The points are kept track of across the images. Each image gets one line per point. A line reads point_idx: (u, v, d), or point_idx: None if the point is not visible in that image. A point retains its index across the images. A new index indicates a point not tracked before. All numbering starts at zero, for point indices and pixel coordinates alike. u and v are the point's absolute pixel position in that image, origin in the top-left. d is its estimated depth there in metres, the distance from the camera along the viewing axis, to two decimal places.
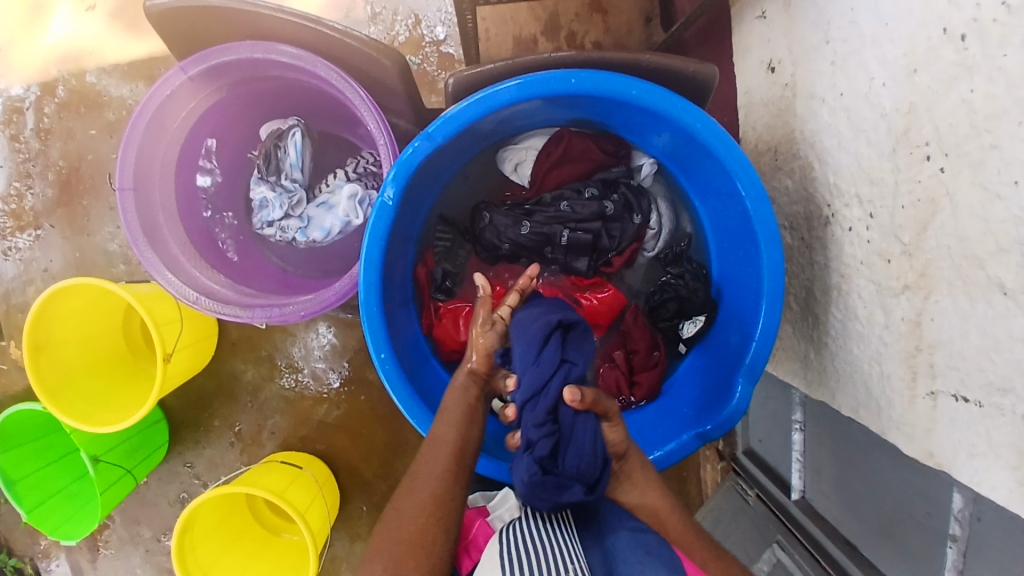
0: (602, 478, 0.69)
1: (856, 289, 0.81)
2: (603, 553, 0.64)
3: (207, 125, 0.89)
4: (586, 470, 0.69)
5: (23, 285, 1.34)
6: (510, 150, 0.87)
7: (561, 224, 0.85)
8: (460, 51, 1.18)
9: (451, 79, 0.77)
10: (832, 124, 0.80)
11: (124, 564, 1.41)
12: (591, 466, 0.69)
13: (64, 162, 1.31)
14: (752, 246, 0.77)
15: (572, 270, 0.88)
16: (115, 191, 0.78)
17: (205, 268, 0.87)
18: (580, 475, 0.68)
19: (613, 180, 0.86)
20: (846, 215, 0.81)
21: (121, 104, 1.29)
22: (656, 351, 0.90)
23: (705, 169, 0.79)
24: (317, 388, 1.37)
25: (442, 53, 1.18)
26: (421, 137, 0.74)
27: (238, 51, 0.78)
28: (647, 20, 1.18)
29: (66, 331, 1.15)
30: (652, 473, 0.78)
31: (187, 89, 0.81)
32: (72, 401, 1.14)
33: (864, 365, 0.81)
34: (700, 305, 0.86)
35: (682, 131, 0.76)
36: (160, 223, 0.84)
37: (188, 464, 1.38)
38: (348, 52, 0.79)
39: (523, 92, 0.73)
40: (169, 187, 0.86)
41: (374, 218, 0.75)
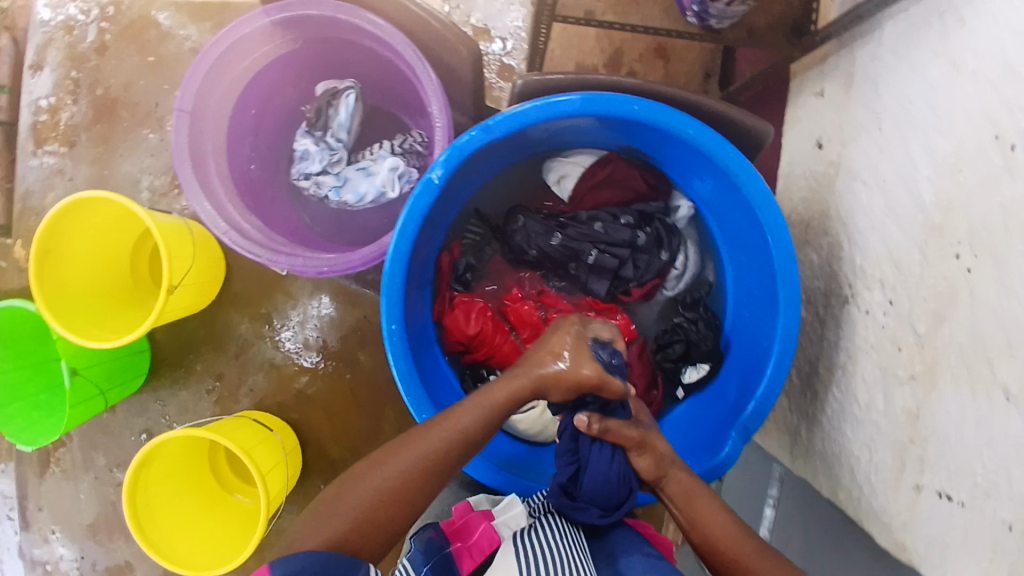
0: (619, 504, 0.80)
1: (861, 371, 0.82)
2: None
3: (274, 73, 0.90)
4: (604, 496, 0.79)
5: (43, 190, 1.34)
6: (556, 162, 0.86)
7: (591, 243, 0.85)
8: (522, 66, 1.21)
9: (518, 81, 0.79)
10: (869, 206, 0.82)
11: (70, 486, 1.39)
12: (613, 490, 0.79)
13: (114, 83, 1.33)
14: (770, 306, 0.78)
15: (590, 292, 0.87)
16: (172, 111, 0.79)
17: (238, 206, 0.87)
18: (602, 496, 0.79)
19: (649, 214, 0.87)
20: (866, 298, 0.82)
21: (184, 40, 1.32)
22: (655, 390, 0.90)
23: (739, 220, 0.80)
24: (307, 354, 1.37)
25: (504, 63, 1.21)
26: (479, 128, 0.75)
27: (323, 8, 0.80)
28: (706, 77, 1.22)
29: (77, 242, 1.15)
30: None
31: (262, 33, 0.83)
32: (66, 310, 1.14)
33: (854, 447, 0.82)
34: (706, 354, 0.86)
35: (726, 180, 0.77)
36: (207, 152, 0.84)
37: (160, 402, 1.37)
38: (428, 34, 0.81)
39: (584, 107, 0.75)
40: (223, 124, 0.87)
41: (416, 195, 0.76)
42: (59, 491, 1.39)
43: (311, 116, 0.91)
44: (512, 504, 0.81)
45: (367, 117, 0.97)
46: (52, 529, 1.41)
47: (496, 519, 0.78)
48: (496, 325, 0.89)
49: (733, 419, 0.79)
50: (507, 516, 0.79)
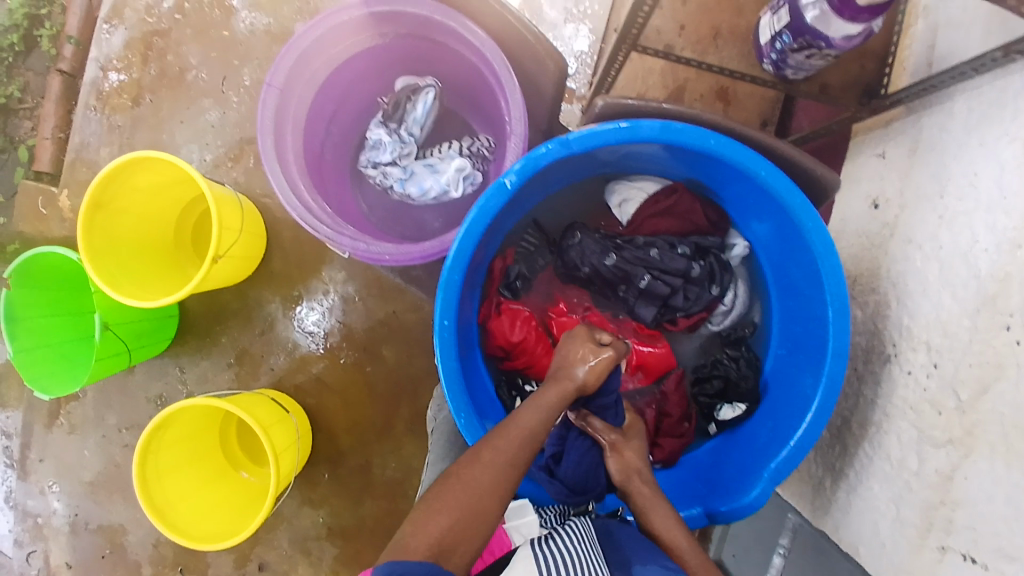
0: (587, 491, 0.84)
1: (895, 430, 0.84)
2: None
3: (359, 62, 0.92)
4: (573, 480, 0.84)
5: (98, 145, 1.36)
6: (621, 185, 0.88)
7: (645, 268, 0.85)
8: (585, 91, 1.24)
9: (600, 101, 0.80)
10: (922, 270, 0.84)
11: (77, 440, 1.40)
12: (584, 477, 0.84)
13: (184, 51, 1.35)
14: (818, 355, 0.78)
15: (637, 316, 0.88)
16: (263, 83, 0.80)
17: (308, 183, 0.88)
18: (576, 480, 0.84)
19: (705, 248, 0.87)
20: (909, 358, 0.84)
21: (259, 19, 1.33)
22: (687, 423, 0.89)
23: (796, 265, 0.81)
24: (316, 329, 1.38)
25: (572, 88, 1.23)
26: (557, 142, 0.76)
27: (421, 7, 0.82)
28: (763, 124, 1.25)
29: (129, 196, 1.17)
30: (657, 529, 0.79)
31: (358, 22, 0.85)
32: (108, 264, 1.15)
33: (880, 503, 0.83)
34: (744, 393, 0.86)
35: (791, 223, 0.79)
36: (287, 127, 0.86)
37: (180, 368, 1.38)
38: (522, 46, 0.83)
39: (662, 134, 0.77)
40: (305, 103, 0.88)
41: (488, 198, 0.77)
42: (65, 444, 1.40)
43: (388, 108, 0.91)
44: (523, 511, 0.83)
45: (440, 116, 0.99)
46: (52, 482, 1.42)
47: (507, 523, 0.80)
48: (540, 336, 0.90)
49: (762, 462, 0.80)
50: (520, 522, 0.80)
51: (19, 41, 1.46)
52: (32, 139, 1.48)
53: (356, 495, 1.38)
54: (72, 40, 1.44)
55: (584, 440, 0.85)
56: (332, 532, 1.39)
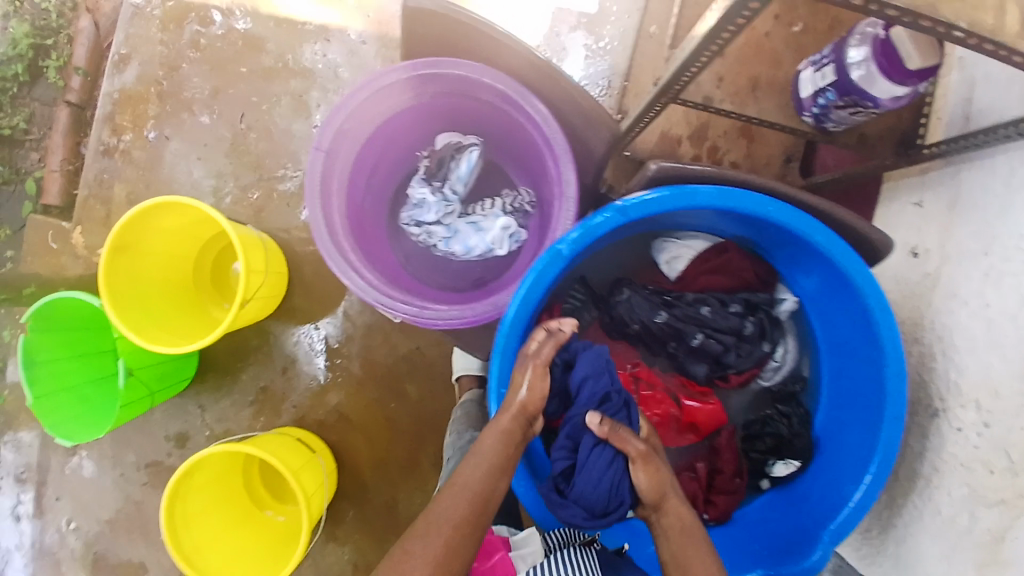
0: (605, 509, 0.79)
1: (945, 486, 0.85)
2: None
3: (401, 119, 0.91)
4: (589, 499, 0.79)
5: (113, 180, 1.32)
6: (669, 242, 0.88)
7: (697, 326, 0.86)
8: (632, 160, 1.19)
9: (652, 166, 0.77)
10: (968, 326, 0.84)
11: (94, 480, 1.37)
12: (602, 496, 0.79)
13: (200, 83, 1.32)
14: (874, 416, 0.79)
15: (689, 374, 0.89)
16: (310, 149, 0.79)
17: (354, 244, 0.87)
18: (591, 499, 0.80)
19: (755, 303, 0.88)
20: (958, 415, 0.85)
21: (278, 52, 1.31)
22: (739, 479, 0.88)
23: (849, 324, 0.82)
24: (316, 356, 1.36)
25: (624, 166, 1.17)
26: (612, 210, 0.75)
27: (467, 69, 0.81)
28: (787, 161, 1.24)
29: (151, 240, 1.14)
30: None
31: (402, 84, 0.83)
32: (131, 308, 1.12)
33: (930, 558, 0.84)
34: (798, 451, 0.86)
35: (844, 283, 0.78)
36: (332, 189, 0.85)
37: (200, 406, 1.35)
38: (571, 106, 0.82)
39: (719, 198, 0.76)
40: (348, 163, 0.87)
41: (543, 262, 0.76)
42: (81, 484, 1.37)
43: (431, 166, 0.92)
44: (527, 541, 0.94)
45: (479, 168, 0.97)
46: (66, 522, 1.38)
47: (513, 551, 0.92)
48: None
49: (820, 524, 0.80)
50: (525, 550, 0.93)
51: (25, 71, 1.43)
52: (38, 171, 1.44)
53: (380, 534, 1.37)
54: (80, 70, 1.40)
55: (600, 453, 0.80)
56: (357, 570, 1.37)
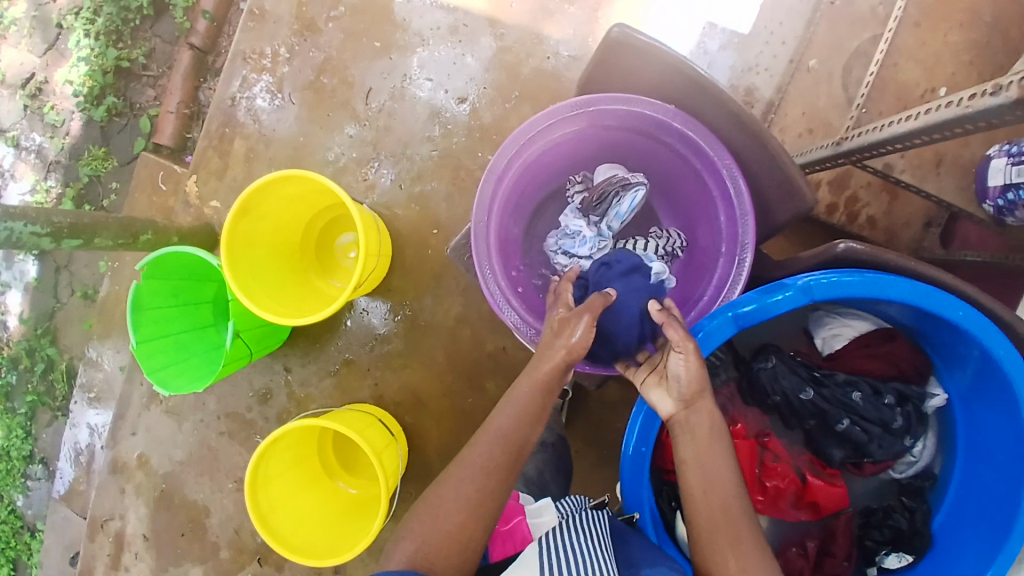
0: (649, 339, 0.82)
1: None
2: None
3: (570, 145, 0.91)
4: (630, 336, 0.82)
5: (233, 133, 1.34)
6: (832, 319, 0.86)
7: (844, 411, 0.82)
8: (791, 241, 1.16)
9: (842, 244, 0.75)
10: None
11: (174, 418, 1.40)
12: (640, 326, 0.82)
13: (336, 54, 1.32)
14: (1002, 526, 0.77)
15: (825, 456, 0.86)
16: (487, 168, 0.81)
17: (505, 264, 0.89)
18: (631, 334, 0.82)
19: (907, 396, 0.83)
20: None
21: (417, 34, 1.30)
22: (847, 562, 0.88)
23: (994, 428, 0.80)
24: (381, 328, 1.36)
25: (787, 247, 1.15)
26: (798, 289, 0.73)
27: (658, 109, 0.81)
28: (927, 225, 1.16)
29: (272, 204, 1.13)
30: None
31: (584, 113, 0.84)
32: (243, 271, 1.10)
33: None
34: (915, 546, 0.85)
35: (1005, 394, 0.76)
36: (495, 208, 0.86)
37: (287, 367, 1.37)
38: (765, 170, 0.80)
39: (904, 294, 0.73)
40: (513, 183, 0.88)
41: (714, 327, 0.75)
42: (162, 420, 1.41)
43: (591, 198, 0.93)
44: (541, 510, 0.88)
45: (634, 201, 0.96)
46: (139, 455, 1.42)
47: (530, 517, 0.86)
48: None
49: None
50: (539, 519, 0.86)
51: (149, 4, 1.45)
52: (154, 108, 1.47)
53: None
54: (206, 14, 1.40)
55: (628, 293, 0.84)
56: None
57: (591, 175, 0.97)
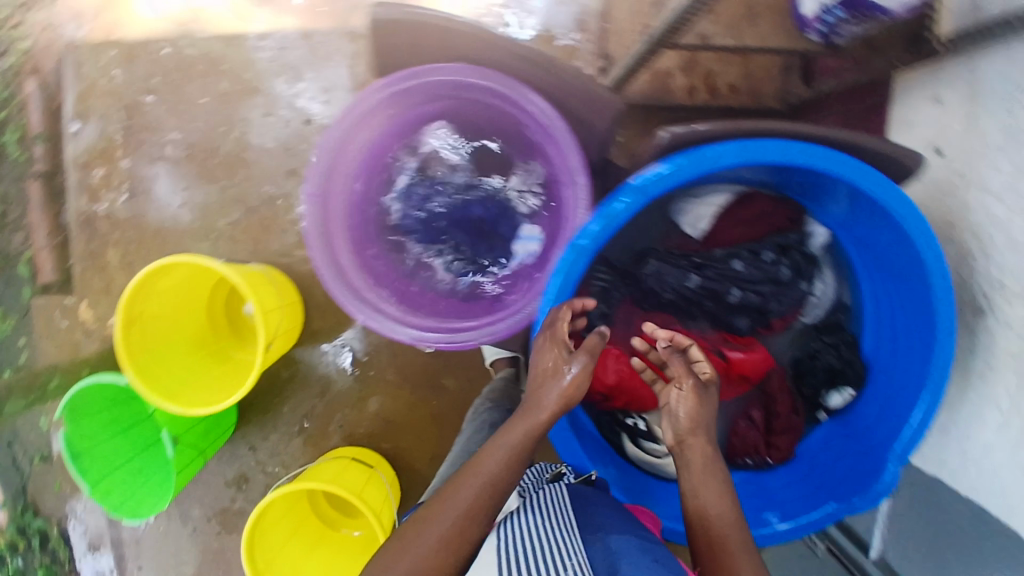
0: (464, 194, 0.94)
1: (1003, 382, 0.84)
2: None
3: (385, 135, 0.88)
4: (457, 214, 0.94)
5: (108, 244, 1.30)
6: (690, 205, 0.86)
7: (732, 283, 0.84)
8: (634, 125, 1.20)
9: (665, 133, 0.77)
10: (1006, 221, 0.82)
11: (170, 535, 1.39)
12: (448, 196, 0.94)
13: (172, 129, 1.28)
14: (927, 331, 0.78)
15: (734, 329, 0.88)
16: (302, 197, 0.77)
17: (364, 280, 0.86)
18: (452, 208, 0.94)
19: (788, 245, 0.85)
20: (1007, 312, 0.83)
21: (239, 78, 1.27)
22: (797, 415, 0.90)
23: (885, 243, 0.80)
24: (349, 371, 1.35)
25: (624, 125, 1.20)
26: (630, 193, 0.74)
27: (448, 71, 0.77)
28: (786, 71, 1.17)
29: (156, 302, 1.11)
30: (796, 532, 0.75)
31: (381, 102, 0.80)
32: (162, 378, 1.11)
33: (1000, 453, 0.84)
34: (852, 378, 0.87)
35: (873, 206, 0.77)
36: (332, 229, 0.83)
37: (251, 447, 1.35)
38: (569, 91, 0.79)
39: (732, 155, 0.75)
40: (342, 197, 0.84)
41: (569, 261, 0.75)
42: (160, 540, 1.40)
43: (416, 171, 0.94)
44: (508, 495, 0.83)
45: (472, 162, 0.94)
46: None
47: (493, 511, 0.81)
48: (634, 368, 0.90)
49: (887, 441, 0.81)
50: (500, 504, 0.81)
51: None
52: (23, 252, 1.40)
53: None
54: (36, 136, 1.34)
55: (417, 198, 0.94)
56: None
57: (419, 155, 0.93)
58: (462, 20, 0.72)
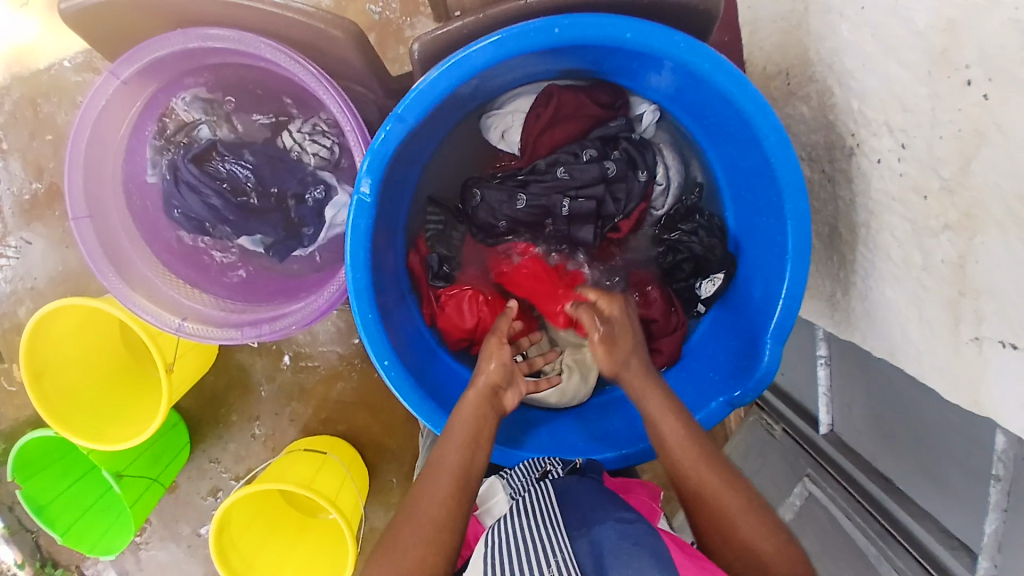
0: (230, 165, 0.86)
1: (888, 227, 0.74)
2: (591, 541, 0.62)
3: (150, 127, 0.86)
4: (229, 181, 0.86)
5: (12, 306, 1.27)
6: (494, 116, 0.85)
7: (561, 193, 0.83)
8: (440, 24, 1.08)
9: (415, 45, 0.71)
10: (854, 42, 0.71)
11: (168, 559, 1.42)
12: (211, 178, 0.84)
13: (28, 172, 1.22)
14: (774, 191, 0.73)
15: (579, 240, 0.87)
16: (69, 222, 0.77)
17: (182, 287, 0.87)
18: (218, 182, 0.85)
19: (612, 136, 0.85)
20: (875, 146, 0.72)
21: (72, 101, 1.19)
22: (674, 314, 0.89)
23: (717, 110, 0.75)
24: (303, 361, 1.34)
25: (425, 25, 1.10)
26: (391, 119, 0.68)
27: (169, 42, 0.72)
28: None
29: (59, 350, 1.09)
30: None
31: (120, 95, 0.77)
32: (82, 421, 1.10)
33: (900, 307, 0.74)
34: (718, 263, 0.86)
35: (688, 70, 0.70)
36: (125, 247, 0.83)
37: (214, 459, 1.38)
38: (296, 31, 0.72)
39: (499, 52, 0.67)
40: (125, 210, 0.84)
41: (353, 221, 0.70)
42: (160, 567, 1.42)
43: (165, 137, 0.87)
44: (493, 490, 0.80)
45: (239, 126, 0.90)
46: None
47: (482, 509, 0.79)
48: (492, 306, 0.89)
49: (764, 323, 0.77)
50: (491, 503, 0.79)
51: None
52: None
53: None
54: None
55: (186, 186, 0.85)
56: None
57: (176, 120, 0.86)
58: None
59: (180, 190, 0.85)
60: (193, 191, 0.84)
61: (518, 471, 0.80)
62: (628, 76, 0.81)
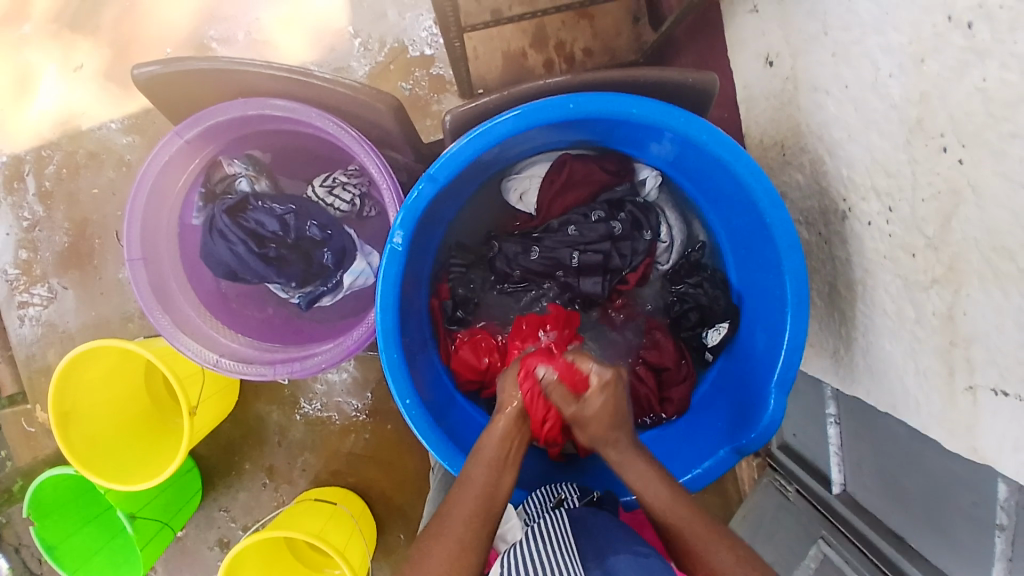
0: (256, 216, 0.90)
1: (882, 284, 0.79)
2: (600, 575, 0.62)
3: (199, 180, 0.94)
4: (254, 229, 0.90)
5: (43, 349, 1.32)
6: (513, 180, 0.94)
7: (571, 248, 0.91)
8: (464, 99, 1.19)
9: (447, 116, 0.80)
10: (840, 116, 0.78)
11: None
12: (238, 231, 0.89)
13: (72, 223, 1.30)
14: (772, 249, 0.79)
15: (587, 293, 0.93)
16: (125, 264, 0.84)
17: (220, 327, 0.93)
18: (245, 233, 0.89)
19: (618, 199, 0.93)
20: (864, 209, 0.79)
21: (119, 159, 1.29)
22: (684, 363, 0.95)
23: (717, 176, 0.82)
24: (316, 413, 1.37)
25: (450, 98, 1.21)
26: (423, 179, 0.75)
27: (231, 109, 0.81)
28: (635, 21, 1.13)
29: (89, 392, 1.13)
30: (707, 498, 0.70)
31: (179, 151, 0.86)
32: (103, 461, 1.12)
33: (898, 360, 0.78)
34: (722, 313, 0.92)
35: (688, 139, 0.78)
36: (172, 288, 0.90)
37: (224, 509, 1.39)
38: (343, 102, 0.81)
39: (522, 121, 0.74)
40: (174, 252, 0.92)
41: (385, 266, 0.76)
42: None
43: (208, 187, 0.95)
44: (508, 516, 0.82)
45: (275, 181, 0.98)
46: None
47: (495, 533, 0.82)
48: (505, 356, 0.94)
49: (768, 372, 0.81)
50: (504, 529, 0.81)
51: None
52: None
53: None
54: None
55: (217, 237, 0.90)
56: None
57: (220, 172, 0.95)
58: (204, 59, 0.74)
59: (211, 238, 0.90)
60: (221, 240, 0.89)
61: (533, 498, 0.85)
62: (634, 145, 0.89)
